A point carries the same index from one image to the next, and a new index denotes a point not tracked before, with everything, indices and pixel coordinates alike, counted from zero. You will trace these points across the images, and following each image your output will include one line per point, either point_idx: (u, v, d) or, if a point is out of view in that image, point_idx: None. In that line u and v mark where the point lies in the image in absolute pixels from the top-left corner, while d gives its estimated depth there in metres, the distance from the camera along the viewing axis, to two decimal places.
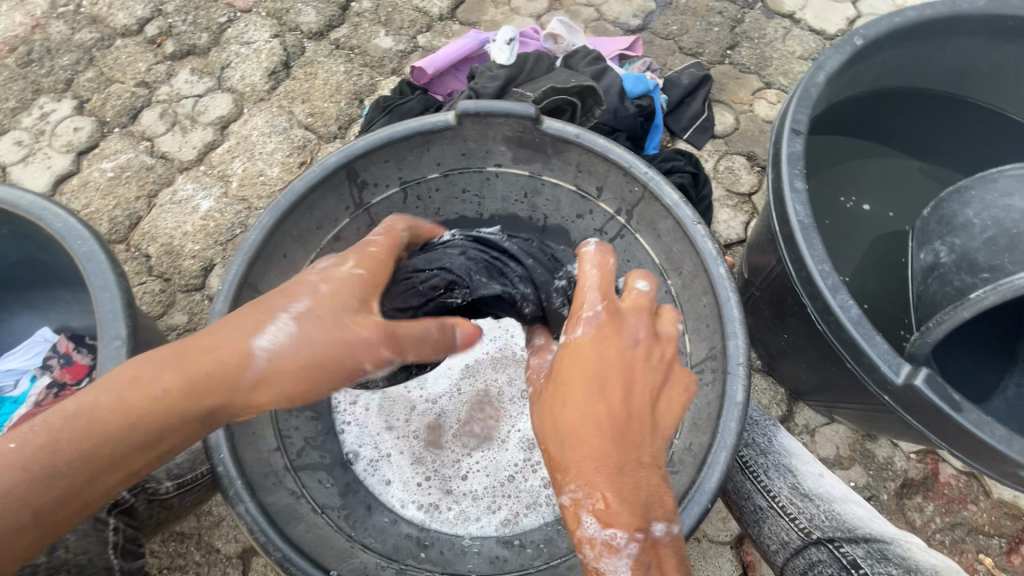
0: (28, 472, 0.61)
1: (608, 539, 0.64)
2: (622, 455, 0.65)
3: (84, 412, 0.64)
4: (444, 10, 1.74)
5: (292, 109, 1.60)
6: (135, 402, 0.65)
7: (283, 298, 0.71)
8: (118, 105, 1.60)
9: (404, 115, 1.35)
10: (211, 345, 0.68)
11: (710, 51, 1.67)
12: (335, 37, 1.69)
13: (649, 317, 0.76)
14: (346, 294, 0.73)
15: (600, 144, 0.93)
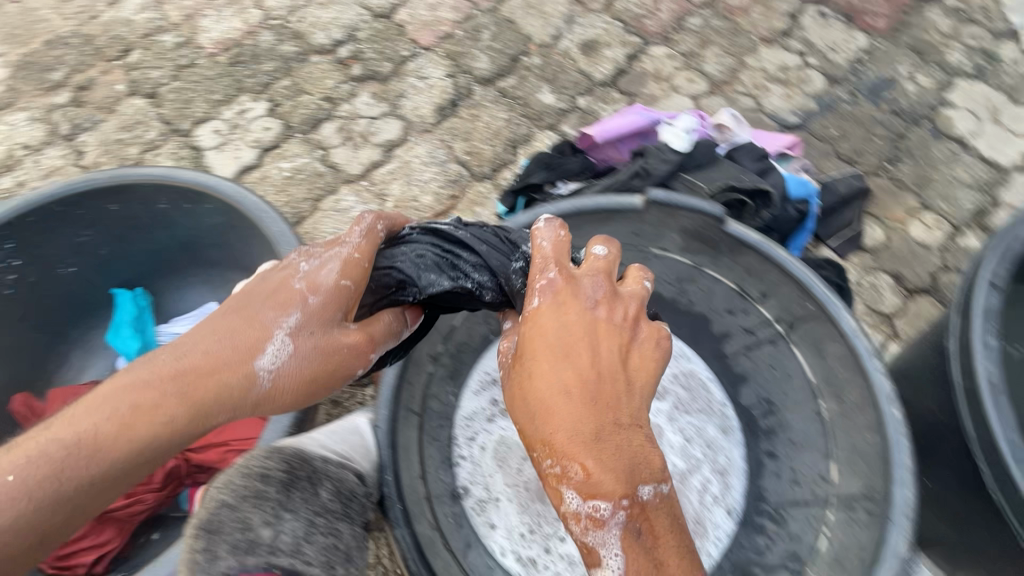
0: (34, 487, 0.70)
1: (593, 510, 0.73)
2: (611, 422, 0.74)
3: (80, 426, 0.73)
4: (607, 77, 1.83)
5: (452, 144, 1.72)
6: (144, 406, 0.75)
7: (275, 308, 0.83)
8: (304, 114, 1.78)
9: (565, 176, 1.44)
10: (210, 347, 0.81)
11: (868, 161, 1.65)
12: (502, 86, 1.82)
13: (610, 290, 0.84)
14: (323, 295, 0.85)
15: (784, 262, 1.00)
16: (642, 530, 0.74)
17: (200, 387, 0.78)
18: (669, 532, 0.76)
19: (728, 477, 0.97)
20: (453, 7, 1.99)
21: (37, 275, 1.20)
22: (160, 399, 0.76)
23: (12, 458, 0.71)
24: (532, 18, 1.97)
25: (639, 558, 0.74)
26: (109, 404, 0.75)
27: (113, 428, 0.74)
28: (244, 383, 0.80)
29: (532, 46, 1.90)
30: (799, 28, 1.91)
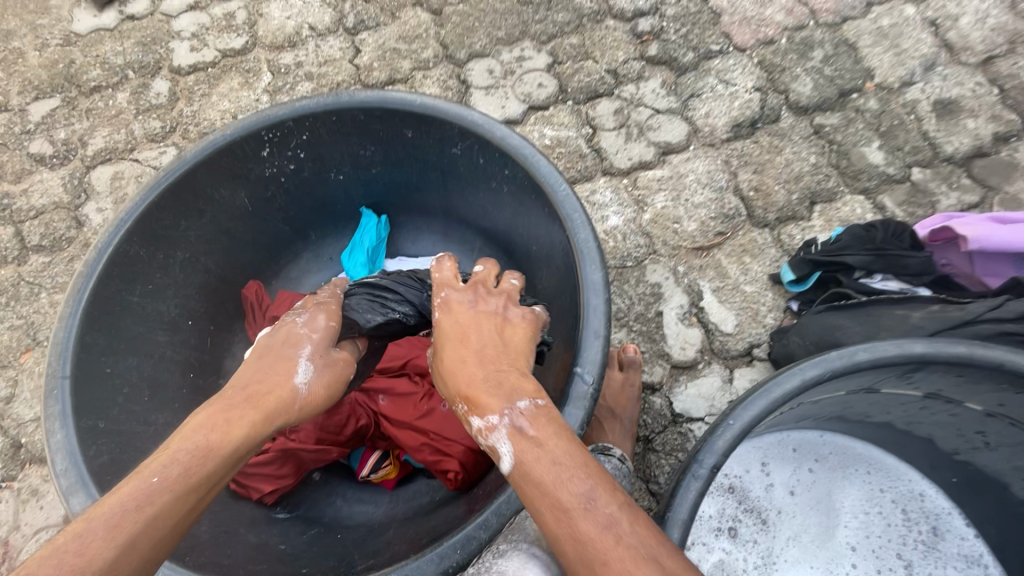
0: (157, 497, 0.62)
1: (486, 423, 0.71)
2: (452, 347, 0.82)
3: (189, 441, 0.67)
4: (959, 154, 1.43)
5: (738, 172, 1.45)
6: (228, 414, 0.72)
7: (290, 346, 0.85)
8: (583, 82, 1.59)
9: (892, 269, 1.15)
10: (253, 377, 0.80)
11: None
12: (819, 122, 1.49)
13: (485, 287, 0.93)
14: (321, 328, 0.90)
15: None
16: (526, 424, 0.68)
17: (253, 390, 0.77)
18: (562, 437, 0.67)
19: None
20: (786, 8, 1.66)
21: (311, 171, 1.13)
22: (242, 405, 0.74)
23: (152, 465, 0.65)
24: (882, 50, 1.58)
25: (528, 444, 0.67)
26: (209, 415, 0.72)
27: (211, 428, 0.70)
28: (278, 389, 0.79)
29: (872, 85, 1.53)
30: None
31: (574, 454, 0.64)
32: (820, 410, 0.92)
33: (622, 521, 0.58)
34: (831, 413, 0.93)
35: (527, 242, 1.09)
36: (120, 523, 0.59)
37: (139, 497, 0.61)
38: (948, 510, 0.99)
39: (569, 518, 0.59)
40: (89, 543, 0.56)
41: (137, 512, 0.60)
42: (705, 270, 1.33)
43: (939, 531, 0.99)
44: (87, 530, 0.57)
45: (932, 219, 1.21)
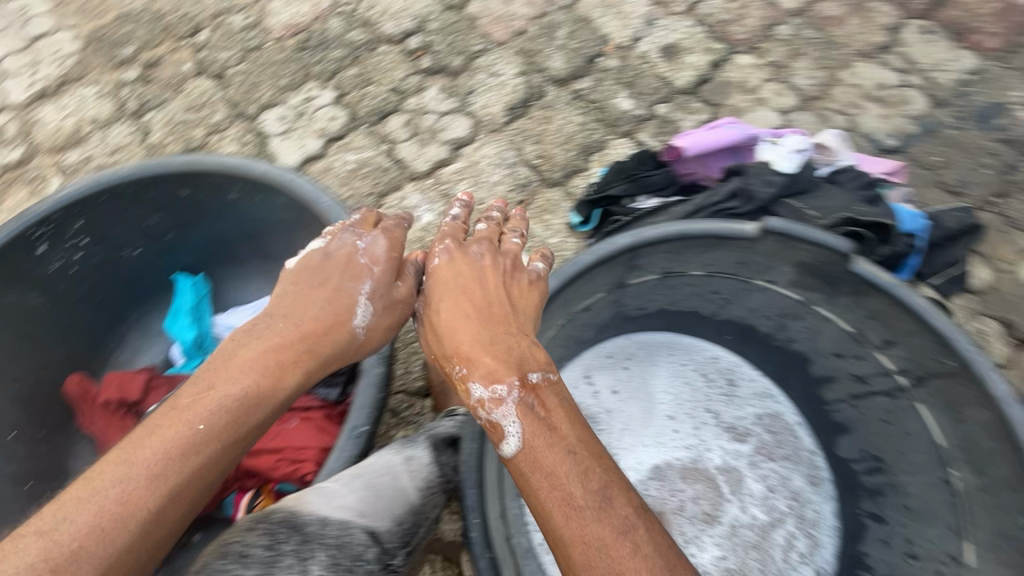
0: (182, 462, 0.79)
1: (492, 394, 0.85)
2: (451, 312, 0.97)
3: (226, 395, 0.85)
4: (688, 84, 1.74)
5: (523, 146, 1.65)
6: (277, 358, 0.91)
7: (350, 279, 1.01)
8: (370, 105, 1.73)
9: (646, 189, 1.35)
10: (310, 311, 0.98)
11: (976, 194, 1.52)
12: (576, 87, 1.73)
13: (492, 246, 1.05)
14: (384, 259, 1.04)
15: (920, 304, 0.83)
16: (535, 403, 0.83)
17: (310, 325, 0.96)
18: (570, 424, 0.82)
19: (815, 531, 1.07)
20: (527, 2, 1.92)
21: (103, 256, 1.16)
22: (293, 355, 0.92)
23: (196, 411, 0.83)
24: (610, 17, 1.88)
25: (540, 427, 0.81)
26: (261, 362, 0.89)
27: (261, 374, 0.88)
28: (336, 328, 0.97)
29: (610, 47, 1.82)
30: (900, 44, 1.77)
31: (587, 446, 0.77)
32: (604, 317, 1.10)
33: (636, 531, 0.70)
34: (615, 317, 1.12)
35: None
36: (169, 472, 0.78)
37: (187, 444, 0.80)
38: (735, 362, 1.22)
39: (566, 506, 0.73)
40: (142, 479, 0.76)
41: (186, 461, 0.79)
42: None
43: (733, 381, 1.20)
44: (138, 468, 0.76)
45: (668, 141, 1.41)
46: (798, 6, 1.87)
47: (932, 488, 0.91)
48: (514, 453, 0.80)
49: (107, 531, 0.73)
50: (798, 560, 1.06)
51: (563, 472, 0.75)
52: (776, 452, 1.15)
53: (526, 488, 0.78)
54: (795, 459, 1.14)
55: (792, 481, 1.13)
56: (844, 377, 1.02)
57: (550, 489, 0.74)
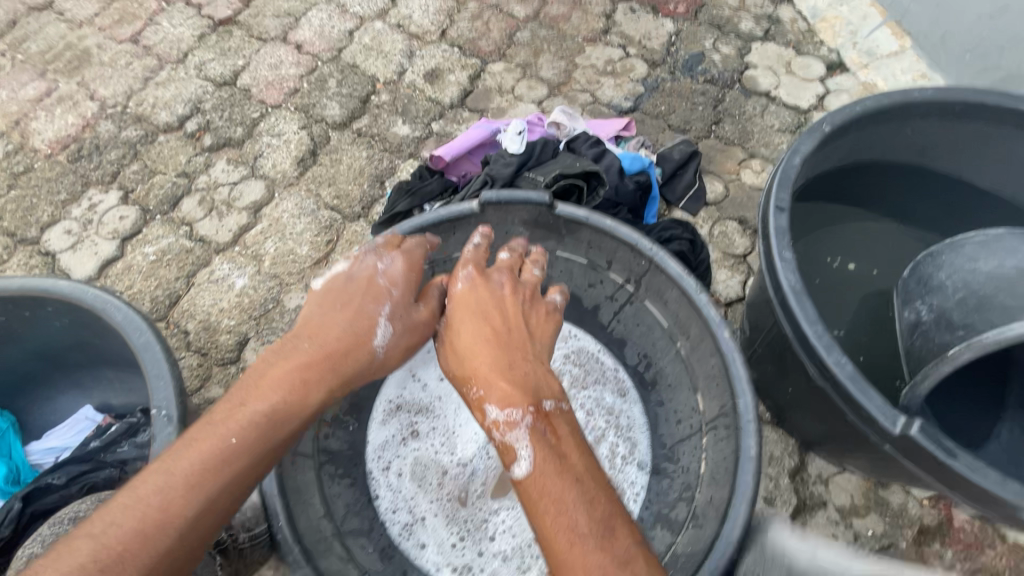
0: (213, 473, 0.79)
1: (506, 417, 0.90)
2: (470, 339, 0.99)
3: (250, 414, 0.85)
4: (455, 100, 1.96)
5: (320, 191, 1.75)
6: (306, 374, 0.90)
7: (373, 300, 1.00)
8: (160, 194, 1.75)
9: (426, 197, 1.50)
10: (333, 330, 0.96)
11: (697, 127, 1.85)
12: (357, 127, 1.88)
13: (512, 273, 1.05)
14: (402, 280, 1.03)
15: (609, 225, 1.05)
16: (547, 431, 0.88)
17: (329, 346, 0.94)
18: (575, 450, 0.87)
19: (631, 434, 1.12)
20: (295, 64, 2.06)
21: None
22: (322, 373, 0.91)
23: (229, 425, 0.83)
24: (374, 59, 2.07)
25: (548, 453, 0.85)
26: (283, 383, 0.89)
27: (289, 390, 0.88)
28: (355, 346, 0.96)
29: (379, 85, 2.00)
30: (615, 25, 2.12)
31: (596, 477, 0.83)
32: None
33: (634, 562, 0.74)
34: None
35: (115, 347, 1.16)
36: (205, 482, 0.78)
37: (219, 454, 0.80)
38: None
39: (565, 519, 0.77)
40: (174, 491, 0.76)
41: (224, 471, 0.79)
42: None
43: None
44: (174, 478, 0.77)
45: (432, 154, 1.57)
46: (529, 14, 2.17)
47: (678, 363, 1.08)
48: (523, 475, 0.84)
49: (141, 545, 0.71)
50: (622, 463, 1.09)
51: (565, 493, 0.79)
52: (586, 380, 1.16)
53: (529, 508, 0.82)
54: (602, 378, 1.17)
55: (605, 399, 1.15)
56: (603, 300, 1.20)
57: (555, 514, 0.78)
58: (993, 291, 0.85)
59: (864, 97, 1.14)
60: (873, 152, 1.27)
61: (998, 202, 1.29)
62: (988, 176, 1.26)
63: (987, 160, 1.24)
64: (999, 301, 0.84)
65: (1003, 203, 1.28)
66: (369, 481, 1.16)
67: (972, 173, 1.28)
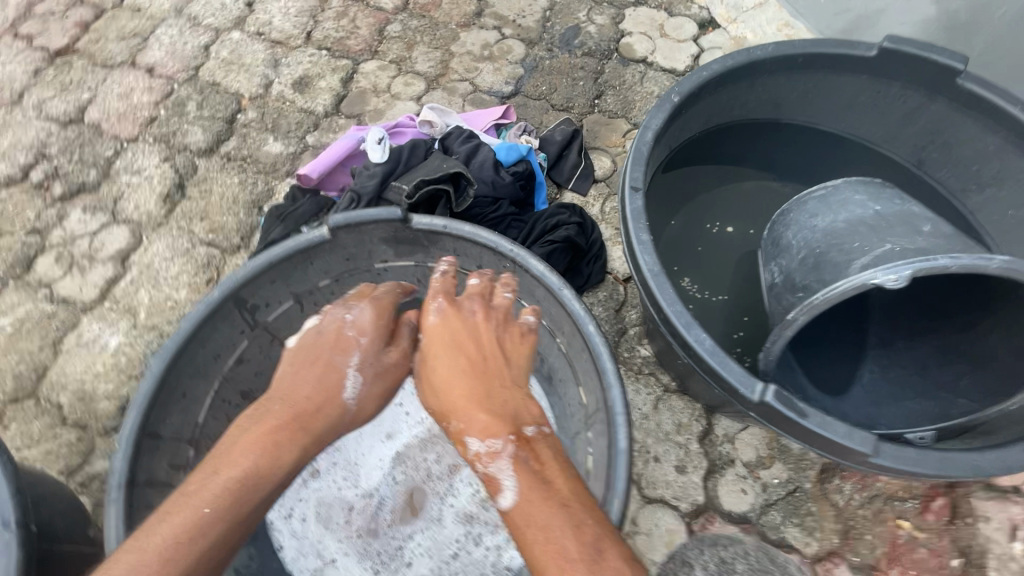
0: (193, 541, 0.79)
1: (488, 447, 0.87)
2: (443, 374, 0.97)
3: (227, 478, 0.85)
4: (328, 108, 1.85)
5: (192, 228, 1.63)
6: (277, 435, 0.91)
7: (342, 352, 1.03)
8: (9, 257, 1.58)
9: (299, 221, 1.42)
10: (301, 389, 0.99)
11: (580, 103, 1.83)
12: (225, 151, 1.75)
13: (484, 299, 1.02)
14: (371, 328, 1.05)
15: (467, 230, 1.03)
16: (531, 458, 0.85)
17: (301, 407, 0.97)
18: (562, 473, 0.85)
19: None
20: (147, 89, 1.89)
21: None
22: (291, 432, 0.92)
23: (202, 494, 0.83)
24: (236, 74, 1.92)
25: (533, 480, 0.83)
26: (257, 443, 0.90)
27: (261, 450, 0.89)
28: (328, 401, 0.99)
29: (245, 101, 1.86)
30: (487, 6, 2.05)
31: (579, 495, 0.81)
32: (277, 356, 1.13)
33: None
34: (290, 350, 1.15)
35: None
36: (179, 554, 0.77)
37: (194, 527, 0.80)
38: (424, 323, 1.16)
39: (555, 543, 0.74)
40: (149, 568, 0.75)
41: (197, 540, 0.79)
42: None
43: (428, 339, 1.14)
44: (147, 555, 0.76)
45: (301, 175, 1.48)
46: (398, 4, 2.07)
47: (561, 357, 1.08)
48: (509, 506, 0.82)
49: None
50: None
51: (550, 515, 0.77)
52: None
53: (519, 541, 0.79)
54: None
55: None
56: None
57: (544, 541, 0.76)
58: (828, 248, 0.91)
59: (709, 61, 1.13)
60: (733, 112, 1.27)
61: (855, 145, 1.31)
62: (844, 120, 1.28)
63: (841, 105, 1.25)
64: (833, 257, 0.89)
65: (861, 144, 1.30)
66: (270, 528, 1.10)
67: (830, 118, 1.29)
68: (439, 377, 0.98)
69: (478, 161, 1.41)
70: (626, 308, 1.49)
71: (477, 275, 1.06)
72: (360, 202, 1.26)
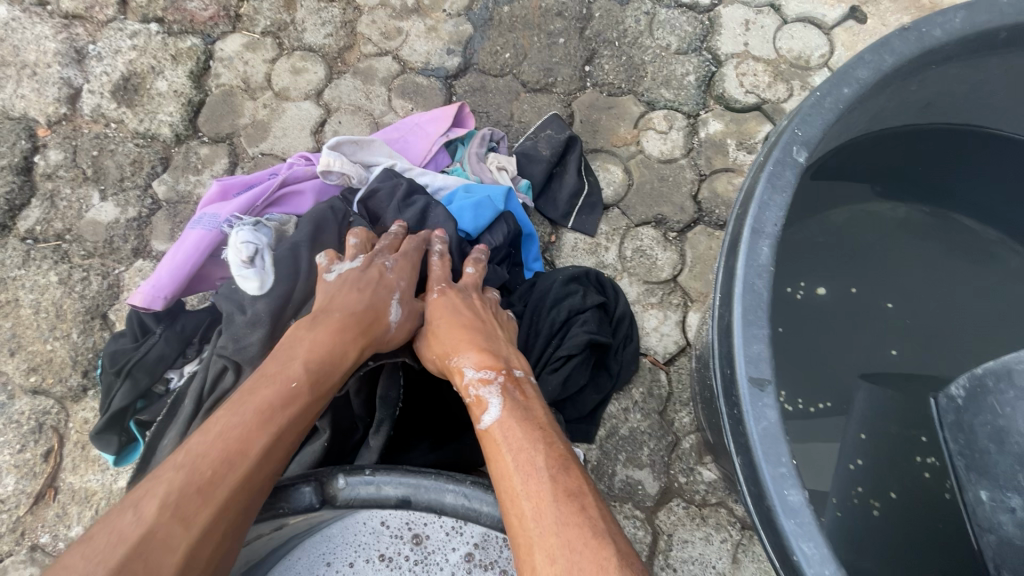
0: (261, 431, 0.62)
1: (477, 376, 0.75)
2: (443, 318, 0.83)
3: (291, 371, 0.68)
4: (178, 127, 1.18)
5: (2, 369, 1.05)
6: (343, 333, 0.75)
7: (385, 288, 0.82)
8: None
9: (160, 370, 0.88)
10: (349, 299, 0.79)
11: (564, 76, 1.21)
12: (27, 227, 1.12)
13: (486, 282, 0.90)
14: (406, 265, 0.86)
15: (424, 491, 0.73)
16: (518, 395, 0.74)
17: (357, 316, 0.77)
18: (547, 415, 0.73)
19: None
20: None
21: None
22: (358, 334, 0.76)
23: (281, 370, 0.69)
24: (16, 84, 1.21)
25: (517, 409, 0.72)
26: (323, 344, 0.73)
27: (332, 344, 0.73)
28: (379, 321, 0.80)
29: (43, 132, 1.18)
30: None
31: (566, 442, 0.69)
32: None
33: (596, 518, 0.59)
34: None
35: None
36: (273, 416, 0.64)
37: (282, 398, 0.66)
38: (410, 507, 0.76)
39: (527, 465, 0.63)
40: (247, 430, 0.62)
41: (280, 415, 0.64)
42: (64, 515, 0.99)
43: (420, 539, 0.75)
44: (242, 418, 0.63)
45: (137, 293, 0.88)
46: None
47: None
48: (489, 427, 0.70)
49: (225, 476, 0.58)
50: None
51: (527, 445, 0.66)
52: None
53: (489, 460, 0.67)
54: None
55: None
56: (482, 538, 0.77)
57: (514, 451, 0.66)
58: None
59: (853, 65, 0.60)
60: (859, 126, 0.74)
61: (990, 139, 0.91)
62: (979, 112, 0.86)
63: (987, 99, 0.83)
64: None
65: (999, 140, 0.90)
66: None
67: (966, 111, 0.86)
68: (438, 320, 0.83)
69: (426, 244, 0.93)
70: (674, 408, 1.04)
71: (473, 264, 0.91)
72: (243, 373, 0.78)
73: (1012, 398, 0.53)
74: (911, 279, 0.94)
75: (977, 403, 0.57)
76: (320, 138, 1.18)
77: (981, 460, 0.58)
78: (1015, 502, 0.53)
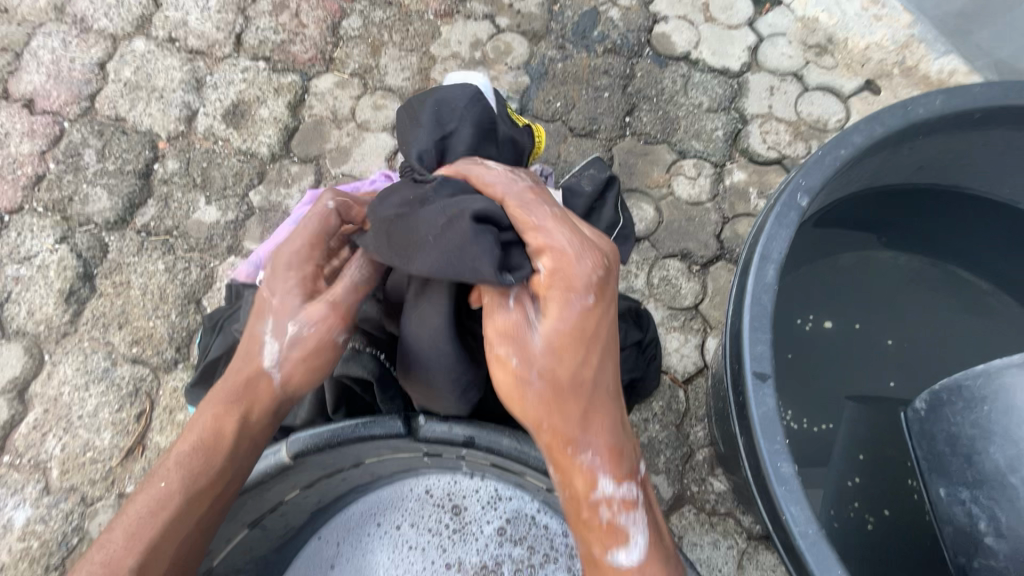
0: (139, 533, 0.65)
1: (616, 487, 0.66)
2: (579, 365, 0.65)
3: (170, 466, 0.69)
4: (275, 147, 1.39)
5: (109, 339, 1.23)
6: (219, 414, 0.71)
7: (258, 318, 0.76)
8: None
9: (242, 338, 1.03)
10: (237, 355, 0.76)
11: (606, 125, 1.39)
12: (142, 222, 1.32)
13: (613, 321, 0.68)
14: (285, 287, 0.76)
15: (505, 441, 0.73)
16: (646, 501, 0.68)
17: (235, 378, 0.74)
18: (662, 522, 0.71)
19: None
20: (27, 133, 1.41)
21: None
22: (227, 405, 0.72)
23: (163, 467, 0.70)
24: (145, 104, 1.44)
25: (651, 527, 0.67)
26: (199, 429, 0.71)
27: (207, 429, 0.70)
28: (254, 377, 0.74)
29: (162, 144, 1.40)
30: None
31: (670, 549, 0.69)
32: None
33: None
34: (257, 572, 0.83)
35: None
36: (149, 520, 0.66)
37: (155, 501, 0.67)
38: (451, 481, 0.92)
39: None
40: (128, 529, 0.65)
41: (158, 511, 0.66)
42: (148, 470, 1.13)
43: (458, 508, 0.91)
44: (117, 533, 0.66)
45: (241, 268, 1.10)
46: None
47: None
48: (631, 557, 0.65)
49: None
50: None
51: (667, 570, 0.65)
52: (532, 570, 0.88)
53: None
54: (548, 557, 0.88)
55: None
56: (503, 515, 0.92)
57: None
58: None
59: (849, 132, 0.74)
60: (859, 181, 0.87)
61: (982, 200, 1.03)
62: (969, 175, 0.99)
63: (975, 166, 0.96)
64: None
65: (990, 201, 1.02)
66: None
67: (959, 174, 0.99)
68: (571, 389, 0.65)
69: (417, 242, 0.67)
70: (690, 422, 1.15)
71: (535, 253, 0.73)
72: None
73: (961, 408, 0.64)
74: (911, 319, 1.04)
75: (935, 414, 0.67)
76: (393, 164, 1.37)
77: (940, 462, 0.67)
78: (965, 494, 0.63)
